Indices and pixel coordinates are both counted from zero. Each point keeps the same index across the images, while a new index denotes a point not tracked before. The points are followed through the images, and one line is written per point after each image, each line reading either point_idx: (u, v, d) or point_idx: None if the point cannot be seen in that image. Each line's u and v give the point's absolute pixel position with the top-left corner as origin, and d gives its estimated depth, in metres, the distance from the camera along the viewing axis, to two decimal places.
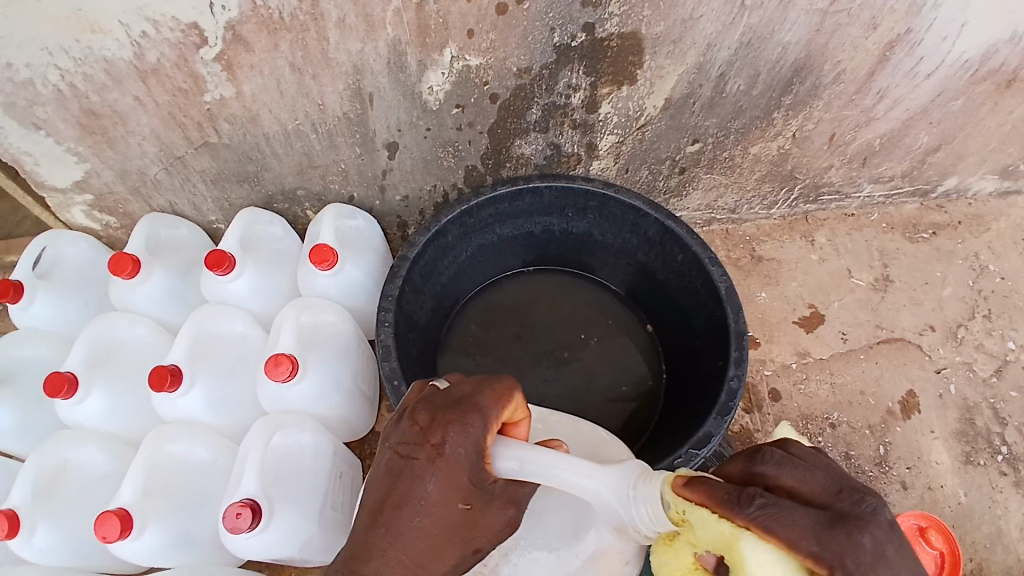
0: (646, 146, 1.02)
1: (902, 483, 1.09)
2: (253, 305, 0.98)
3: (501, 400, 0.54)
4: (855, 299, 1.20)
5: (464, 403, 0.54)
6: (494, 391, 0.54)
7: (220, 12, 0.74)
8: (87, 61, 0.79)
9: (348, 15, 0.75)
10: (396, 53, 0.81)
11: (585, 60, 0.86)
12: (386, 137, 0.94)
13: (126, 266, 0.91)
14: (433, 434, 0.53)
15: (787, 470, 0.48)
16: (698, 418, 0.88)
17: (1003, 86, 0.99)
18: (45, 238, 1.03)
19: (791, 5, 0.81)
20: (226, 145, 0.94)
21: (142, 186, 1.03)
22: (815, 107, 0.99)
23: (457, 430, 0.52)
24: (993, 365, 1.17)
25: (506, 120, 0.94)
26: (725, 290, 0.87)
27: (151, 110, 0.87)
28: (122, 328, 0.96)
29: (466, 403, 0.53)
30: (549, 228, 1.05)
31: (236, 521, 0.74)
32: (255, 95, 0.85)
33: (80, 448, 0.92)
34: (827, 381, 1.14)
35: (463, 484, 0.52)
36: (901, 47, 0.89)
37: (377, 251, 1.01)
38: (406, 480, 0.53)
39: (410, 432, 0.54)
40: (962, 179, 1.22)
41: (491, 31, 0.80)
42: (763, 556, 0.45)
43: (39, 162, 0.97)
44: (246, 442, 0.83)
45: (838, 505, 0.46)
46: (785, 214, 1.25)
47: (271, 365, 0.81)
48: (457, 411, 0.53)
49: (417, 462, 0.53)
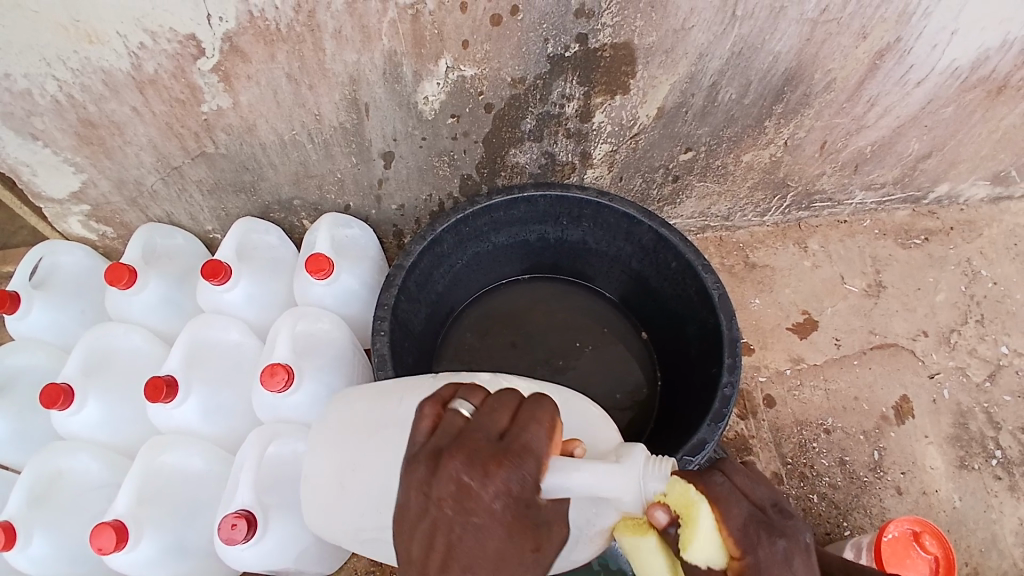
0: (639, 155, 1.03)
1: (897, 489, 1.09)
2: (248, 315, 0.98)
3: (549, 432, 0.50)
4: (848, 306, 1.21)
5: (513, 443, 0.49)
6: (539, 421, 0.50)
7: (217, 23, 0.74)
8: (85, 71, 0.80)
9: (344, 26, 0.76)
10: (391, 64, 0.82)
11: (579, 70, 0.87)
12: (382, 147, 0.95)
13: (122, 276, 0.91)
14: (489, 486, 0.47)
15: (740, 474, 0.52)
16: (691, 426, 0.88)
17: (994, 93, 1.01)
18: (40, 248, 1.04)
19: (782, 16, 0.82)
20: (222, 155, 0.94)
21: (138, 196, 1.03)
22: (806, 116, 1.00)
23: (515, 476, 0.47)
24: (987, 370, 1.18)
25: (501, 130, 0.94)
26: (718, 297, 0.88)
27: (148, 120, 0.88)
28: (117, 337, 0.96)
29: (516, 443, 0.49)
30: (544, 236, 1.06)
31: (231, 533, 0.74)
32: (251, 105, 0.86)
33: (75, 458, 0.93)
34: (821, 387, 1.15)
35: (526, 528, 0.48)
36: (891, 56, 0.90)
37: (372, 260, 1.02)
38: (464, 538, 0.48)
39: (457, 485, 0.48)
40: (954, 185, 1.23)
41: (486, 42, 0.81)
42: (709, 526, 0.48)
43: (36, 172, 0.97)
44: (241, 452, 0.83)
45: (771, 517, 0.50)
46: (778, 221, 1.26)
47: (266, 375, 0.81)
48: (510, 454, 0.48)
49: (473, 517, 0.47)
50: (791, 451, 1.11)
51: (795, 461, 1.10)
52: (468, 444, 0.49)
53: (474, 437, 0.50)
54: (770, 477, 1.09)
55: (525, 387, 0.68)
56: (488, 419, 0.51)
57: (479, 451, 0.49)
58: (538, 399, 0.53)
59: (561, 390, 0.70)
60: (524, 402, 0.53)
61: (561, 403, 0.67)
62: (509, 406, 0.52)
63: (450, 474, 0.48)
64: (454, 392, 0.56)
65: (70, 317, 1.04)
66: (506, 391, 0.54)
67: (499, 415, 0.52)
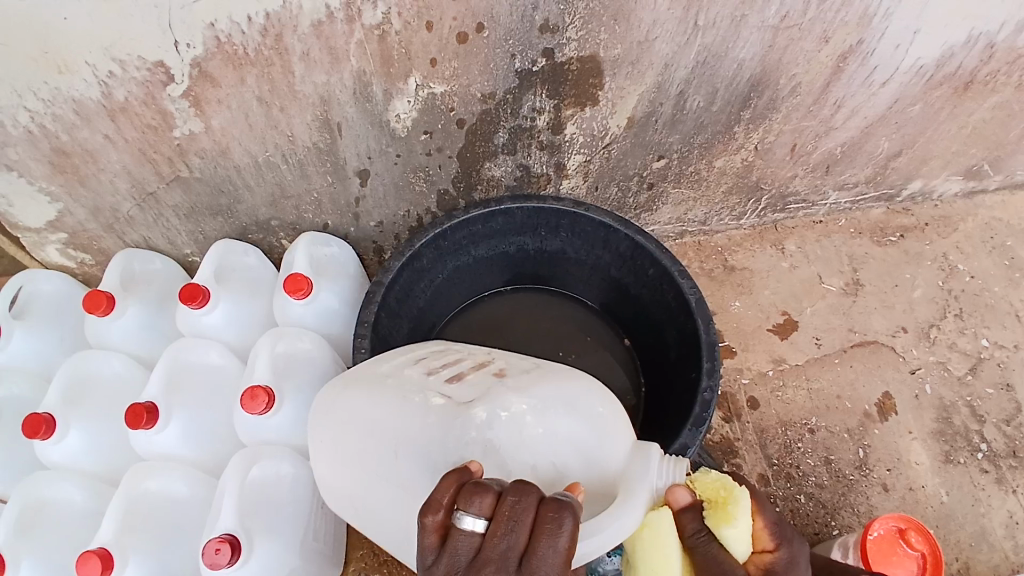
0: (613, 164, 1.05)
1: (883, 485, 1.10)
2: (228, 336, 0.98)
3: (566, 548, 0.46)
4: (828, 305, 1.22)
5: (531, 572, 0.45)
6: (555, 542, 0.45)
7: (185, 50, 0.75)
8: (55, 101, 0.80)
9: (312, 49, 0.77)
10: (362, 84, 0.83)
11: (547, 84, 0.88)
12: (357, 165, 0.95)
13: (100, 303, 0.91)
14: None
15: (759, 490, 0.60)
16: (674, 431, 0.89)
17: (959, 90, 1.03)
18: (20, 278, 1.03)
19: (743, 23, 0.84)
20: (198, 179, 0.94)
21: (115, 222, 1.03)
22: (774, 120, 1.02)
23: None
24: (967, 363, 1.19)
25: (475, 144, 0.95)
26: (695, 301, 0.89)
27: (121, 147, 0.88)
28: (96, 362, 0.96)
29: (535, 574, 0.45)
30: (524, 247, 1.07)
31: (215, 557, 0.73)
32: (224, 129, 0.86)
33: (58, 485, 0.92)
34: (803, 387, 1.16)
35: None
36: (854, 58, 0.92)
37: (352, 278, 1.02)
38: None
39: None
40: (927, 182, 1.25)
41: (454, 59, 0.82)
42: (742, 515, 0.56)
43: (11, 203, 0.97)
44: (223, 476, 0.83)
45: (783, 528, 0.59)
46: (755, 224, 1.27)
47: (247, 399, 0.81)
48: None
49: None
50: (777, 452, 1.11)
51: (782, 462, 1.11)
52: None
53: (489, 566, 0.45)
54: (757, 479, 1.10)
55: (519, 401, 0.60)
56: (503, 542, 0.45)
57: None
58: (558, 510, 0.46)
59: (555, 389, 0.62)
60: (542, 509, 0.46)
61: (566, 409, 0.61)
62: (525, 521, 0.46)
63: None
64: (456, 490, 0.49)
65: (50, 346, 1.04)
66: (517, 490, 0.47)
67: (516, 536, 0.46)
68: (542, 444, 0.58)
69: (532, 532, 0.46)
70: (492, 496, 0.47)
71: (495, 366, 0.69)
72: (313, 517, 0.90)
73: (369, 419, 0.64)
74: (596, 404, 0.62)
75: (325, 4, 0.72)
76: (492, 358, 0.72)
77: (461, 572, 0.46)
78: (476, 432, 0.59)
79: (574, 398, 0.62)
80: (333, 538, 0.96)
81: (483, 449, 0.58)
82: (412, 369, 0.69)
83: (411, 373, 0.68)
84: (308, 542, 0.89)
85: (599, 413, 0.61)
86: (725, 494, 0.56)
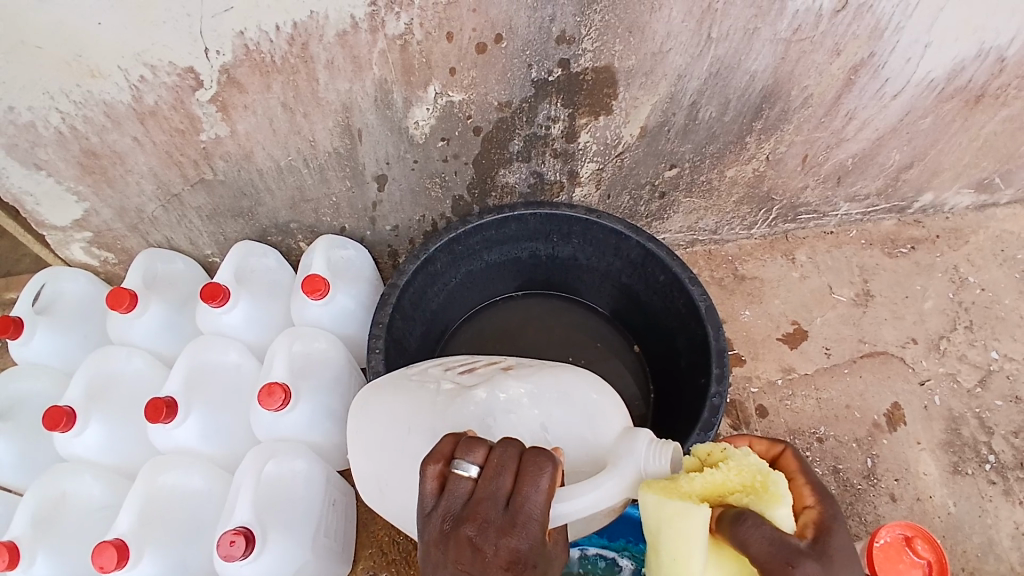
0: (625, 173, 1.06)
1: (892, 495, 1.10)
2: (246, 336, 1.00)
3: (550, 490, 0.47)
4: (837, 315, 1.23)
5: (516, 512, 0.46)
6: (540, 484, 0.47)
7: (215, 57, 0.78)
8: (87, 104, 0.83)
9: (336, 57, 0.79)
10: (382, 91, 0.85)
11: (562, 94, 0.90)
12: (375, 170, 0.98)
13: (123, 301, 0.93)
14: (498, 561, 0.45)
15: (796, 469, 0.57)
16: (682, 436, 0.90)
17: (971, 102, 1.04)
18: (45, 275, 1.07)
19: (756, 36, 0.86)
20: (221, 182, 0.97)
21: (139, 223, 1.06)
22: (786, 131, 1.03)
23: (526, 545, 0.46)
24: (977, 375, 1.20)
25: (490, 152, 0.98)
26: (705, 308, 0.90)
27: (148, 149, 0.91)
28: (119, 360, 0.98)
29: (520, 512, 0.46)
30: (536, 253, 1.08)
31: (230, 549, 0.75)
32: (249, 133, 0.89)
33: (78, 479, 0.94)
34: (812, 396, 1.16)
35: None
36: (866, 71, 0.94)
37: (368, 281, 1.05)
38: None
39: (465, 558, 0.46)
40: (938, 194, 1.26)
41: (472, 68, 0.84)
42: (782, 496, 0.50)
43: (40, 202, 1.00)
44: (239, 471, 0.85)
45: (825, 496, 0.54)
46: (766, 234, 1.28)
47: (264, 395, 0.83)
48: (514, 526, 0.46)
49: None
50: None
51: None
52: (478, 517, 0.47)
53: (481, 506, 0.47)
54: None
55: (518, 386, 0.65)
56: (493, 484, 0.47)
57: (490, 523, 0.46)
58: (541, 454, 0.48)
59: (560, 380, 0.66)
60: (527, 454, 0.49)
61: (560, 393, 0.64)
62: (512, 465, 0.48)
63: (463, 545, 0.46)
64: (455, 443, 0.51)
65: (73, 342, 1.07)
66: (504, 440, 0.49)
67: (504, 478, 0.47)
68: (535, 423, 0.63)
69: (518, 474, 0.48)
70: (483, 446, 0.50)
71: (508, 362, 0.73)
72: (325, 515, 0.92)
73: (382, 404, 0.69)
74: (592, 390, 0.65)
75: (350, 14, 0.75)
76: (510, 360, 0.76)
77: (456, 515, 0.47)
78: (473, 408, 0.64)
79: (569, 384, 0.65)
80: (343, 537, 0.98)
81: (478, 424, 0.63)
82: (432, 366, 0.74)
83: (430, 369, 0.73)
84: (320, 540, 0.90)
85: (593, 397, 0.64)
86: (761, 478, 0.51)
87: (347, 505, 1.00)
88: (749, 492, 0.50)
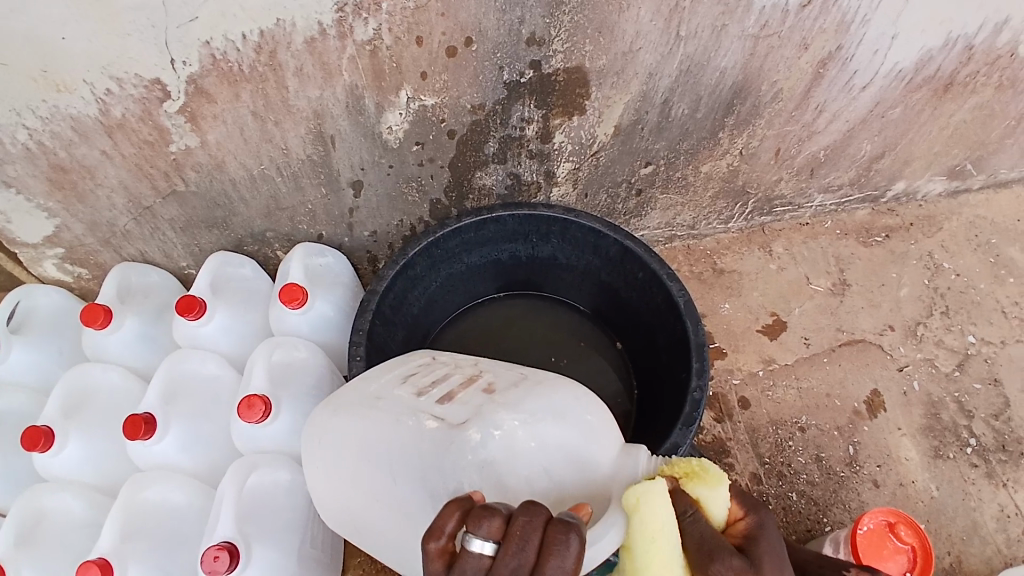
0: (602, 171, 1.07)
1: (874, 482, 1.12)
2: (226, 347, 0.99)
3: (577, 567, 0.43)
4: (815, 305, 1.25)
5: None
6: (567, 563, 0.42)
7: (181, 67, 0.77)
8: (53, 119, 0.82)
9: (305, 64, 0.79)
10: (354, 97, 0.84)
11: (535, 95, 0.90)
12: (350, 176, 0.97)
13: (98, 316, 0.92)
14: None
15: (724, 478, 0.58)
16: (665, 432, 0.90)
17: (939, 91, 1.06)
18: (17, 293, 1.04)
19: (724, 33, 0.86)
20: (193, 193, 0.96)
21: (112, 237, 1.04)
22: (758, 125, 1.04)
23: None
24: (954, 359, 1.22)
25: (466, 154, 0.97)
26: (684, 304, 0.91)
27: (118, 163, 0.89)
28: (96, 375, 0.97)
29: None
30: (515, 254, 1.09)
31: (214, 564, 0.74)
32: (220, 143, 0.88)
33: (59, 498, 0.92)
34: (793, 386, 1.18)
35: None
36: (834, 64, 0.95)
37: (347, 286, 1.04)
38: None
39: None
40: (910, 183, 1.28)
41: (444, 72, 0.84)
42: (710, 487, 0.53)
43: (10, 219, 0.98)
44: (222, 485, 0.84)
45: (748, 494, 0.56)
46: (743, 227, 1.30)
47: (244, 408, 0.82)
48: None
49: None
50: (769, 451, 1.13)
51: (774, 460, 1.13)
52: None
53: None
54: (750, 478, 1.11)
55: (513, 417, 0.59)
56: (513, 560, 0.42)
57: None
58: (566, 529, 0.43)
59: (551, 401, 0.61)
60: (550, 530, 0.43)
61: (555, 414, 0.59)
62: (535, 540, 0.43)
63: None
64: (461, 516, 0.45)
65: (47, 361, 1.04)
66: (527, 509, 0.44)
67: (526, 553, 0.42)
68: (535, 455, 0.57)
69: (541, 551, 0.43)
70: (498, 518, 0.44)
71: (484, 380, 0.68)
72: (313, 524, 0.91)
73: (365, 446, 0.65)
74: (583, 409, 0.60)
75: (317, 21, 0.74)
76: (482, 371, 0.71)
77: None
78: (472, 454, 0.58)
79: (558, 408, 0.60)
80: (332, 545, 0.97)
81: (481, 472, 0.58)
82: (402, 389, 0.69)
83: (401, 394, 0.68)
84: (308, 549, 0.89)
85: (587, 420, 0.59)
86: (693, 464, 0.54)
87: None
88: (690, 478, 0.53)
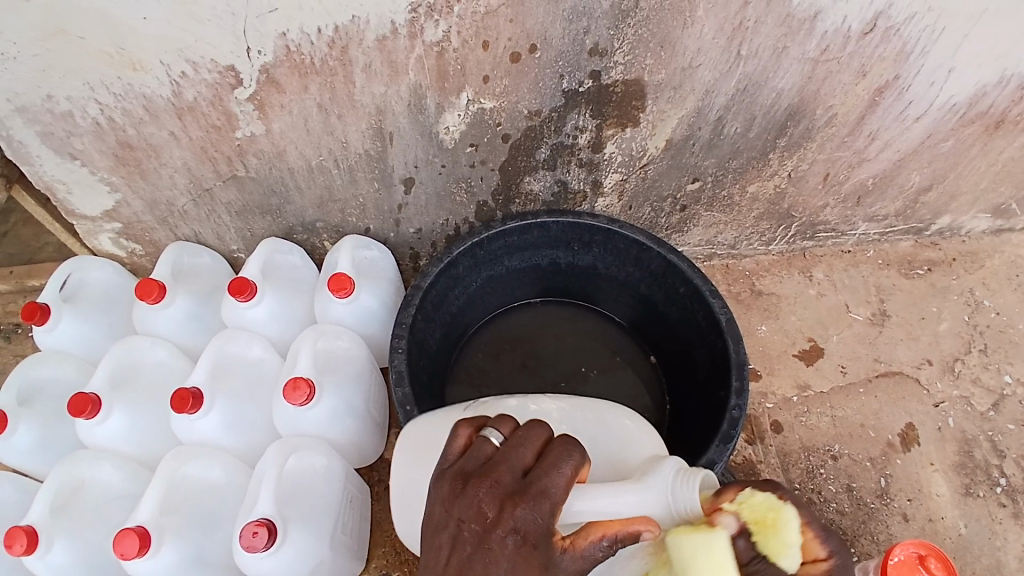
0: (648, 184, 1.08)
1: (904, 515, 1.10)
2: (270, 331, 1.02)
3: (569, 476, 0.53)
4: (853, 333, 1.23)
5: (532, 483, 0.52)
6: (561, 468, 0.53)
7: (256, 57, 0.80)
8: (127, 97, 0.85)
9: (374, 62, 0.82)
10: (416, 96, 0.87)
11: (591, 105, 0.92)
12: (403, 173, 1.00)
13: (152, 291, 0.95)
14: (503, 520, 0.51)
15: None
16: (700, 449, 0.90)
17: (991, 127, 1.05)
18: (71, 264, 1.08)
19: (784, 54, 0.87)
20: (252, 179, 0.99)
21: (169, 216, 1.08)
22: (808, 149, 1.04)
23: (530, 515, 0.51)
24: (990, 399, 1.19)
25: (517, 158, 0.99)
26: (726, 321, 0.91)
27: (184, 145, 0.93)
28: (144, 350, 1.00)
29: (534, 484, 0.52)
30: (556, 261, 1.10)
31: (252, 540, 0.76)
32: (283, 132, 0.91)
33: (97, 467, 0.95)
34: (827, 414, 1.16)
35: (530, 572, 0.50)
36: (890, 92, 0.95)
37: (391, 281, 1.06)
38: (478, 564, 0.51)
39: (474, 514, 0.52)
40: (955, 218, 1.27)
41: (505, 77, 0.86)
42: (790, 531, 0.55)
43: (72, 191, 1.02)
44: (262, 463, 0.86)
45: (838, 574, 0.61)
46: (783, 250, 1.29)
47: (289, 389, 0.85)
48: (526, 495, 0.52)
49: (489, 547, 0.51)
50: (798, 477, 1.12)
51: (803, 487, 1.11)
52: (495, 480, 0.53)
53: (501, 536, 0.51)
54: None
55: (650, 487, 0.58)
56: (514, 452, 0.55)
57: (502, 482, 0.53)
58: (568, 445, 0.55)
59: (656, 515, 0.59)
60: (559, 511, 0.52)
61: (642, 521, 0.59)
62: (535, 440, 0.56)
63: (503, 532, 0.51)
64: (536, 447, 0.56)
65: (97, 330, 1.08)
66: (564, 435, 0.56)
67: (527, 449, 0.55)
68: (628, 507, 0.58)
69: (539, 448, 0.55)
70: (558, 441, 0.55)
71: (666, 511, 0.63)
72: (342, 513, 0.94)
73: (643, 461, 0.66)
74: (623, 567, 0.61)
75: (390, 20, 0.77)
76: None
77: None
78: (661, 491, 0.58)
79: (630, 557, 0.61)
80: (357, 534, 0.99)
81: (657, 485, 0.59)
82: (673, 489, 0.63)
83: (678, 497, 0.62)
84: (336, 536, 0.92)
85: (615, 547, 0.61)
86: (772, 515, 0.55)
87: (363, 501, 1.02)
88: (761, 529, 0.54)
